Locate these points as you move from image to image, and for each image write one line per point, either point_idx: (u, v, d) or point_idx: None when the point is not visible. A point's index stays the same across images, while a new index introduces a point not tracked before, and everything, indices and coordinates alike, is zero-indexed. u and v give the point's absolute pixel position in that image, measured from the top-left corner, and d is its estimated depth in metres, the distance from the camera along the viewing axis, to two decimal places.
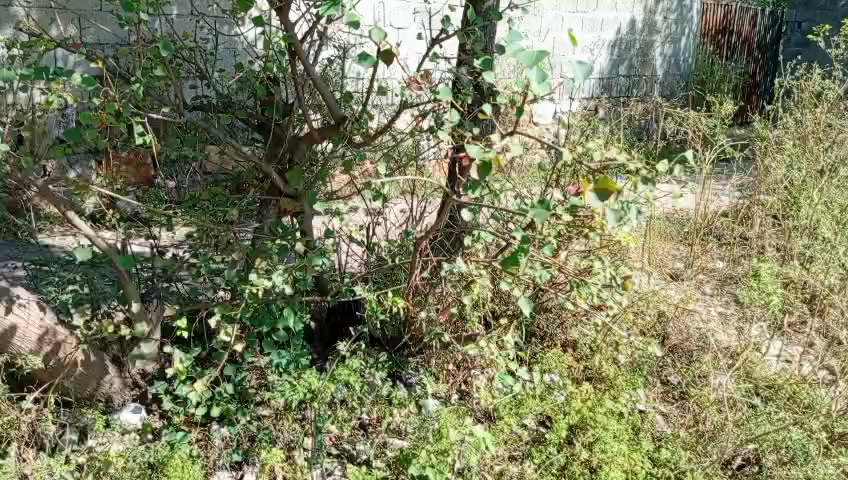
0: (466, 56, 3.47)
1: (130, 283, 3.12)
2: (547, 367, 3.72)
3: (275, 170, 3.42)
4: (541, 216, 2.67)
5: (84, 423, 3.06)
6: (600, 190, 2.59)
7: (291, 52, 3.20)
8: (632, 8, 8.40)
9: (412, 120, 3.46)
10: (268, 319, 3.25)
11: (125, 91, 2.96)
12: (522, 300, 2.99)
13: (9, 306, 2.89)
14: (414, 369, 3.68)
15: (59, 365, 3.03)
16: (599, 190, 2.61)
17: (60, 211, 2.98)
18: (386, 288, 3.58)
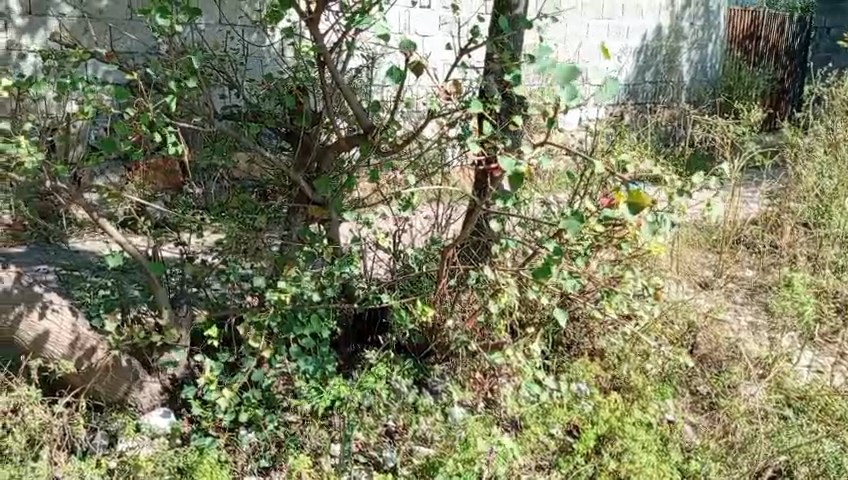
0: (493, 64, 3.48)
1: (160, 289, 3.18)
2: (575, 376, 3.64)
3: (303, 178, 3.45)
4: (574, 230, 2.79)
5: (115, 427, 3.13)
6: (633, 203, 2.69)
7: (320, 61, 3.25)
8: (657, 14, 8.37)
9: (439, 128, 3.50)
10: (296, 326, 3.28)
11: (159, 101, 3.03)
12: (557, 312, 3.25)
13: (42, 312, 2.97)
14: (439, 376, 3.63)
15: (91, 370, 3.08)
16: (631, 203, 2.71)
17: (92, 218, 3.07)
18: (412, 295, 3.58)
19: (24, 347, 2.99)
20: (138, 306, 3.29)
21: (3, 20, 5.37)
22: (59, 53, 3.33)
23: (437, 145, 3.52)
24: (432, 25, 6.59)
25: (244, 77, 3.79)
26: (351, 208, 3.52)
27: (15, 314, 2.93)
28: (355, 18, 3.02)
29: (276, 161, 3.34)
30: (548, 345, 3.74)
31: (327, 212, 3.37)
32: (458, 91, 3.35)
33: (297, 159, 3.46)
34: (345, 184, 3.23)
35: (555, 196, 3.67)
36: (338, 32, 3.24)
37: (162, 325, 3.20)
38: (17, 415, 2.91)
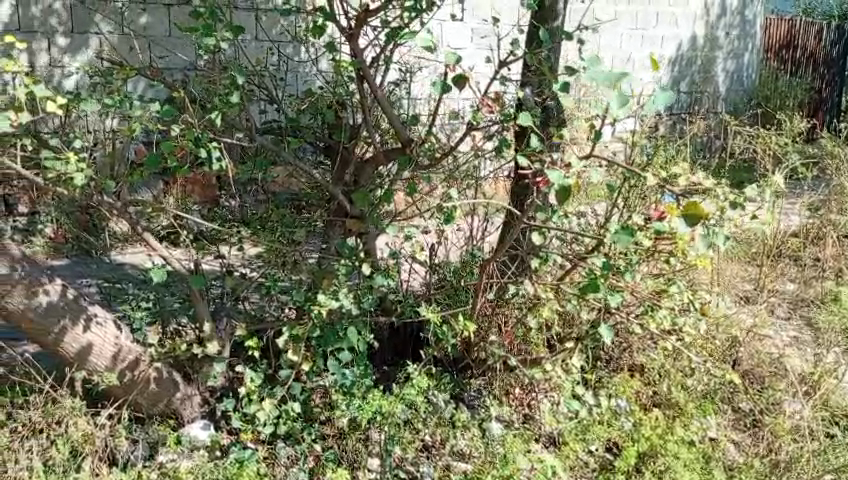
0: (531, 76, 3.47)
1: (202, 302, 3.22)
2: (614, 391, 3.60)
3: (342, 191, 3.47)
4: (625, 244, 2.73)
5: (157, 438, 3.13)
6: (690, 215, 2.63)
7: (359, 76, 3.27)
8: (692, 24, 8.28)
9: (477, 142, 3.50)
10: (334, 339, 3.24)
11: (204, 117, 3.08)
12: (602, 327, 3.21)
13: (86, 325, 3.00)
14: (477, 391, 3.62)
15: (133, 381, 3.11)
16: (688, 215, 2.65)
17: (136, 232, 3.12)
18: (450, 309, 3.55)
19: (68, 360, 3.02)
20: (179, 318, 3.35)
21: (47, 39, 5.52)
22: (106, 71, 3.41)
23: (474, 158, 3.51)
24: (465, 38, 6.57)
25: (283, 92, 3.82)
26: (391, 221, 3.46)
27: (60, 327, 2.94)
28: (395, 32, 3.03)
29: (315, 175, 3.38)
30: (587, 360, 3.68)
31: (365, 225, 3.36)
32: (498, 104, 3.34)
33: (335, 173, 3.51)
34: (382, 198, 3.20)
35: (593, 208, 3.64)
36: (376, 48, 3.26)
37: (202, 337, 3.23)
38: (61, 426, 2.96)
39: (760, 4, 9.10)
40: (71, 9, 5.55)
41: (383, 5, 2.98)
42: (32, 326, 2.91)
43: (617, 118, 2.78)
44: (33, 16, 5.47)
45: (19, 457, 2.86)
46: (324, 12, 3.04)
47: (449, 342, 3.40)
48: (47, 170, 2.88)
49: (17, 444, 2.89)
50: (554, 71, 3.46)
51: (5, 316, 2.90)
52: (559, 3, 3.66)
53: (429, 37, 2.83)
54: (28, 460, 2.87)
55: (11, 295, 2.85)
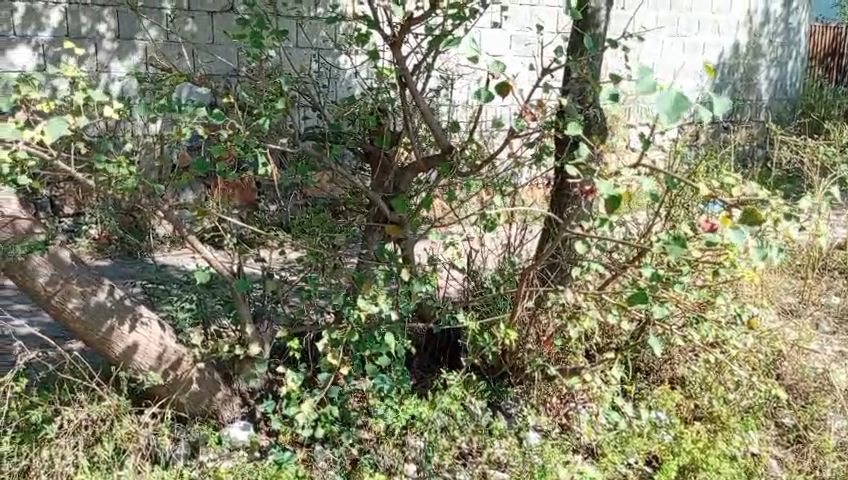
0: (573, 84, 3.45)
1: (244, 305, 3.26)
2: (654, 403, 3.58)
3: (382, 197, 3.50)
4: (677, 254, 2.68)
5: (197, 438, 3.19)
6: (749, 220, 2.59)
7: (401, 83, 3.29)
8: (735, 32, 8.16)
9: (518, 150, 3.50)
10: (373, 343, 3.28)
11: (250, 122, 3.13)
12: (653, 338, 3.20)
13: (133, 325, 3.06)
14: (514, 400, 3.58)
15: (176, 381, 3.16)
16: (746, 221, 2.60)
17: (182, 235, 3.18)
18: (489, 317, 3.53)
19: (114, 358, 3.08)
20: (220, 320, 3.39)
21: (95, 44, 5.67)
22: (155, 77, 3.48)
23: (515, 166, 3.50)
24: (504, 45, 6.58)
25: (325, 98, 3.85)
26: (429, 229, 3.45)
27: (106, 327, 3.01)
28: (439, 39, 3.05)
29: (355, 181, 3.42)
30: (627, 371, 3.64)
31: (403, 231, 3.38)
32: (541, 112, 3.30)
33: (376, 180, 3.57)
34: (422, 205, 3.21)
35: (635, 218, 3.60)
36: (418, 55, 3.28)
37: (245, 339, 3.27)
38: (106, 423, 3.01)
39: (805, 11, 8.93)
40: (118, 15, 5.70)
41: (427, 13, 3.00)
42: (80, 325, 2.98)
43: (665, 125, 2.72)
44: (83, 22, 5.63)
45: (65, 453, 2.90)
46: (368, 19, 3.07)
47: (488, 349, 3.39)
48: (99, 173, 2.95)
49: (64, 440, 2.93)
50: (597, 78, 3.44)
51: (54, 314, 2.97)
52: (601, 12, 3.63)
53: (472, 46, 2.83)
54: (74, 457, 2.91)
55: (61, 294, 2.92)
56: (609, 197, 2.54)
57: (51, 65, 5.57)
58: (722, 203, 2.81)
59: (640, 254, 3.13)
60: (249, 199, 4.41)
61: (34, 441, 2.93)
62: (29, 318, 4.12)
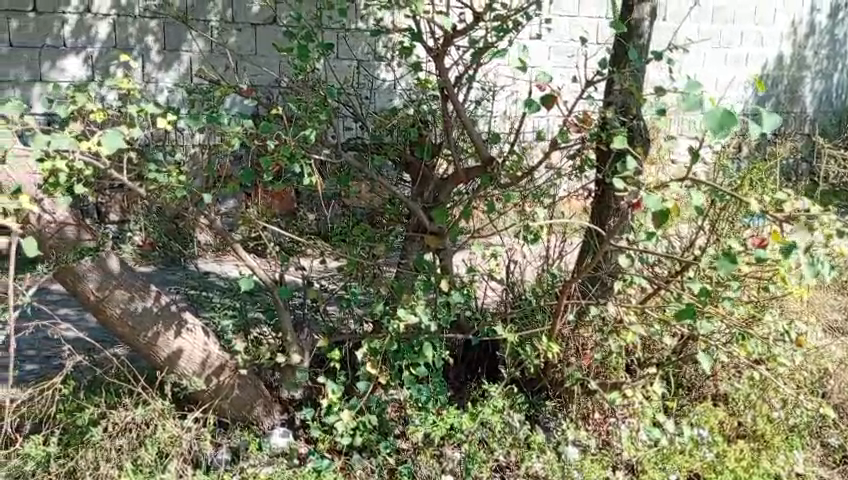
0: (615, 95, 3.43)
1: (285, 313, 3.30)
2: (696, 420, 3.52)
3: (421, 208, 3.51)
4: (727, 271, 2.64)
5: (238, 443, 3.23)
6: None
7: (443, 94, 3.31)
8: (779, 43, 8.01)
9: (559, 163, 3.49)
10: (411, 352, 3.30)
11: (296, 133, 3.18)
12: (702, 354, 3.19)
13: (178, 331, 3.12)
14: (551, 413, 3.56)
15: (218, 386, 3.21)
16: None
17: (228, 244, 3.22)
18: (529, 329, 3.48)
19: (159, 363, 3.14)
20: (261, 327, 3.43)
21: (142, 55, 5.83)
22: (203, 88, 3.56)
23: (556, 178, 3.49)
24: (543, 56, 6.57)
25: (367, 108, 3.88)
26: (468, 240, 3.45)
27: (153, 331, 3.07)
28: (483, 51, 3.06)
29: (395, 191, 3.44)
30: (668, 387, 3.59)
31: (442, 241, 3.39)
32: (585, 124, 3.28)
33: (416, 190, 3.56)
34: (462, 215, 3.22)
35: (680, 231, 3.56)
36: (459, 67, 3.30)
37: (286, 346, 3.31)
38: (150, 427, 3.05)
39: None
40: (164, 27, 5.85)
41: (471, 25, 3.02)
42: (127, 329, 3.05)
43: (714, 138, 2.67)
44: (131, 34, 5.78)
45: (111, 456, 2.97)
46: (412, 32, 3.10)
47: (528, 362, 3.37)
48: (150, 182, 3.01)
49: (109, 442, 2.98)
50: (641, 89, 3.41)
51: (103, 318, 3.04)
52: (645, 23, 3.63)
53: (519, 56, 2.80)
54: (119, 459, 2.97)
55: (109, 299, 2.98)
56: (657, 210, 2.50)
57: (99, 76, 5.74)
58: (771, 220, 2.77)
59: (683, 268, 3.09)
60: (287, 206, 4.35)
61: (81, 443, 2.99)
62: (75, 322, 4.22)
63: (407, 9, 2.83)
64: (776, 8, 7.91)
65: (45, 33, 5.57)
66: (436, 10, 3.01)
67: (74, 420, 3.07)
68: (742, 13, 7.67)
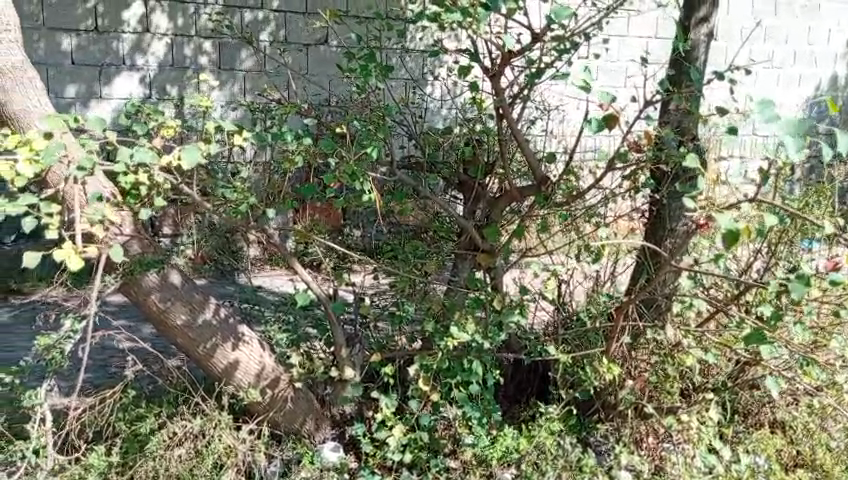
0: (670, 115, 3.42)
1: (338, 328, 3.33)
2: (752, 447, 3.45)
3: (474, 227, 3.50)
4: (801, 294, 2.57)
5: (290, 456, 3.26)
6: None
7: (498, 114, 3.32)
8: (833, 64, 7.86)
9: (613, 183, 3.46)
10: (463, 372, 3.29)
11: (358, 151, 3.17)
12: (770, 379, 3.10)
13: (235, 343, 3.18)
14: (603, 437, 3.50)
15: (272, 399, 3.25)
16: None
17: (286, 259, 3.24)
18: (582, 349, 3.45)
19: (216, 374, 3.20)
20: (312, 342, 3.48)
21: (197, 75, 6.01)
22: (263, 106, 3.65)
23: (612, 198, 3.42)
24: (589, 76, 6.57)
25: (420, 126, 3.90)
26: (521, 259, 3.45)
27: (212, 343, 3.13)
28: (543, 70, 3.07)
29: (449, 209, 3.43)
30: (725, 412, 3.52)
31: (494, 260, 3.39)
32: (647, 142, 3.16)
33: (469, 209, 3.55)
34: (515, 232, 3.23)
35: (738, 254, 3.50)
36: (515, 87, 3.32)
37: (339, 361, 3.35)
38: (207, 437, 3.10)
39: None
40: (219, 48, 6.04)
41: (529, 46, 3.04)
42: (187, 340, 3.11)
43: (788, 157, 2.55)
44: (186, 55, 5.97)
45: (169, 465, 3.01)
46: (470, 52, 3.13)
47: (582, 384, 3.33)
48: (220, 198, 3.09)
49: (169, 452, 3.03)
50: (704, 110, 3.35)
51: (164, 329, 3.11)
52: (700, 46, 3.68)
53: (581, 75, 2.81)
54: (176, 468, 3.02)
55: (171, 310, 3.05)
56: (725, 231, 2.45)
57: (156, 94, 5.94)
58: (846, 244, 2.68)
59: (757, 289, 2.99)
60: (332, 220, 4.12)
61: (140, 452, 3.05)
62: (133, 333, 4.31)
63: (469, 30, 2.87)
64: (830, 29, 7.76)
65: (104, 51, 5.77)
66: (496, 31, 3.04)
67: (133, 428, 3.13)
68: (795, 33, 7.56)
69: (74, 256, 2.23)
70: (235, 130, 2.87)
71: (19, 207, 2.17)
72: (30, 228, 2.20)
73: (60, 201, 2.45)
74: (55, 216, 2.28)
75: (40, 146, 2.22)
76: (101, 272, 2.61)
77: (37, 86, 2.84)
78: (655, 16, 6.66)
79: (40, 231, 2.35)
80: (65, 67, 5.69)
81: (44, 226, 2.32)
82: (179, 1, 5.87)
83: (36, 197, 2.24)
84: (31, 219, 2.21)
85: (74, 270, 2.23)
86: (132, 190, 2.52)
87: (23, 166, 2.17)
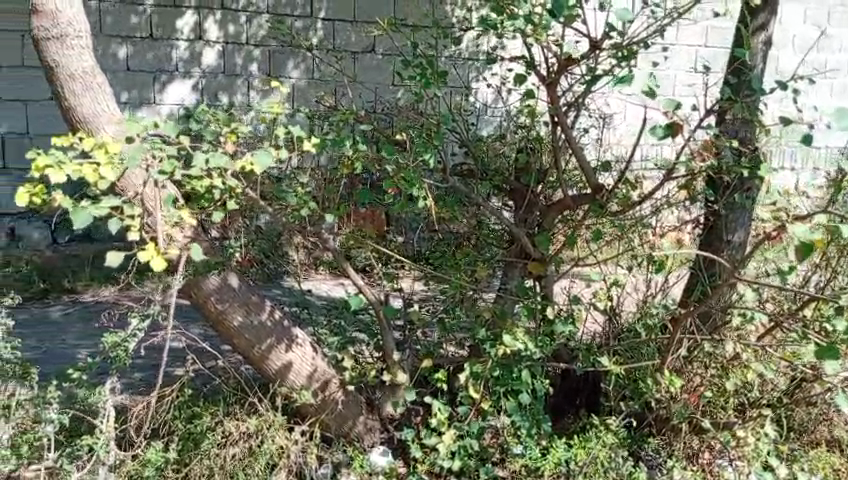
0: (727, 124, 3.36)
1: (388, 333, 3.34)
2: (809, 465, 3.37)
3: (526, 235, 3.49)
4: None
5: (341, 459, 3.28)
6: None
7: (554, 121, 3.31)
8: None
9: (669, 193, 3.42)
10: (514, 380, 3.27)
11: (415, 157, 3.19)
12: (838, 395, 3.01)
13: (289, 345, 3.22)
14: (655, 451, 3.45)
15: (324, 401, 3.28)
16: None
17: (340, 264, 3.26)
18: (634, 361, 3.41)
19: (270, 375, 3.24)
20: (361, 346, 3.49)
21: (247, 82, 6.11)
22: (318, 112, 3.69)
23: (668, 207, 3.38)
24: None
25: (472, 133, 3.90)
26: (572, 268, 3.42)
27: (267, 344, 3.18)
28: (601, 77, 3.05)
29: (501, 216, 3.42)
30: (780, 429, 3.44)
31: (546, 268, 3.36)
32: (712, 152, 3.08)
33: (521, 216, 3.53)
34: (568, 241, 3.21)
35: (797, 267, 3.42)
36: (571, 94, 3.30)
37: (389, 365, 3.33)
38: (260, 438, 3.14)
39: None
40: (269, 56, 6.13)
41: (588, 54, 3.02)
42: (242, 341, 3.16)
43: None
44: (237, 62, 6.07)
45: (225, 463, 3.08)
46: (527, 59, 3.13)
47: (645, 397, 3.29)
48: (278, 201, 3.15)
49: (224, 451, 3.09)
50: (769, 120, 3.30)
51: (220, 330, 3.17)
52: (759, 55, 3.62)
53: (643, 85, 2.80)
54: (232, 467, 3.07)
55: (228, 311, 3.11)
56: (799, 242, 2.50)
57: (208, 100, 6.05)
58: None
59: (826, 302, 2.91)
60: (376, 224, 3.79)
61: (197, 451, 3.10)
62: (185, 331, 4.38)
63: (532, 38, 2.86)
64: None
65: (157, 58, 5.91)
66: (556, 39, 3.03)
67: (189, 427, 3.18)
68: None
69: (156, 257, 2.32)
70: (296, 136, 2.92)
71: (103, 209, 2.28)
72: (116, 228, 2.34)
73: (140, 204, 2.55)
74: (137, 217, 2.42)
75: (116, 149, 2.32)
76: (171, 273, 2.66)
77: (105, 91, 2.92)
78: (705, 25, 6.57)
79: (122, 232, 2.47)
80: (118, 75, 5.86)
81: (126, 227, 2.45)
82: (231, 9, 5.99)
83: (118, 199, 2.37)
84: (116, 220, 2.35)
85: (157, 271, 2.32)
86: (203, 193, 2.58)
87: (106, 169, 2.28)
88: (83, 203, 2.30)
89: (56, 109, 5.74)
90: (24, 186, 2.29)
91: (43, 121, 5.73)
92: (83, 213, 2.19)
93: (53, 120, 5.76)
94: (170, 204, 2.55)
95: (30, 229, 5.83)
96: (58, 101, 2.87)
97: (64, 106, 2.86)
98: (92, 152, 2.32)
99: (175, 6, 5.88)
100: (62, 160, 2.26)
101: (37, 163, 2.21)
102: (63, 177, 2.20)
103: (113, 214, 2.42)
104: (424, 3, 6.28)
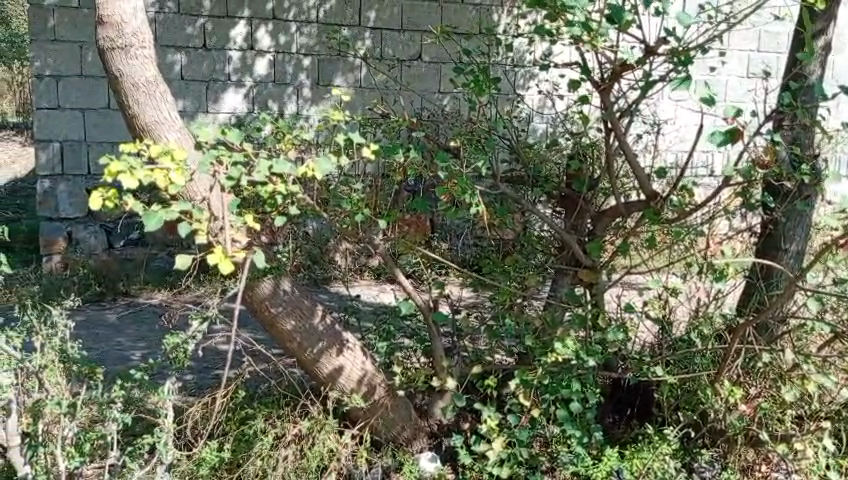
0: (786, 129, 3.28)
1: (437, 339, 3.33)
2: None
3: (577, 242, 3.44)
4: None
5: (390, 463, 3.29)
6: None
7: (607, 127, 3.27)
8: None
9: (724, 200, 3.35)
10: (564, 388, 3.24)
11: (467, 163, 3.19)
12: None
13: (340, 349, 3.25)
14: (709, 462, 3.38)
15: (375, 405, 3.29)
16: None
17: (390, 269, 3.27)
18: (686, 371, 3.36)
19: (322, 378, 3.28)
20: (409, 352, 3.51)
21: (296, 90, 6.21)
22: (371, 119, 3.73)
23: (724, 215, 3.31)
24: None
25: (521, 139, 3.89)
26: (624, 276, 3.37)
27: (319, 348, 3.22)
28: (656, 83, 2.99)
29: (551, 223, 3.39)
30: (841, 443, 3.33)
31: (598, 276, 3.31)
32: (772, 159, 3.04)
33: (571, 222, 3.48)
34: (622, 248, 3.17)
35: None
36: (625, 100, 3.25)
37: (438, 370, 3.33)
38: (312, 439, 3.19)
39: None
40: (317, 65, 6.23)
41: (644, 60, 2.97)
42: (295, 345, 3.21)
43: None
44: (287, 70, 6.18)
45: (277, 465, 3.10)
46: (581, 65, 3.10)
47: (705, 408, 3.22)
48: (331, 206, 3.19)
49: (277, 452, 3.13)
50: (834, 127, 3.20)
51: (274, 332, 3.22)
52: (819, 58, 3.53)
53: (704, 91, 2.74)
54: (284, 468, 3.11)
55: (282, 315, 3.16)
56: None
57: (258, 107, 6.17)
58: None
59: None
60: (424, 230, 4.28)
61: (249, 452, 3.15)
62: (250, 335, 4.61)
63: (587, 43, 2.82)
64: None
65: (210, 68, 6.06)
66: (611, 44, 2.98)
67: (242, 427, 3.25)
68: None
69: (224, 261, 2.38)
70: (349, 143, 2.95)
71: (173, 213, 2.37)
72: (186, 231, 2.42)
73: (206, 209, 2.65)
74: (204, 221, 2.49)
75: (182, 154, 2.41)
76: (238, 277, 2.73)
77: (167, 99, 3.00)
78: (758, 29, 6.43)
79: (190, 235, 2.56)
80: (173, 85, 6.03)
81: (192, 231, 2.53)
82: (282, 20, 6.10)
83: (187, 204, 2.45)
84: (184, 224, 2.44)
85: (224, 275, 2.37)
86: (263, 197, 2.64)
87: (176, 174, 2.37)
88: (153, 207, 2.39)
89: (118, 118, 5.94)
90: (97, 190, 2.33)
91: (105, 130, 5.94)
92: (155, 217, 2.29)
93: (113, 128, 5.96)
94: (235, 210, 2.64)
95: (87, 234, 6.09)
96: (122, 110, 2.97)
97: (128, 114, 2.95)
98: (159, 158, 2.39)
99: (228, 17, 6.01)
100: (134, 166, 2.31)
101: (110, 169, 2.27)
102: (137, 182, 2.28)
103: (181, 218, 2.51)
104: (471, 12, 6.38)
